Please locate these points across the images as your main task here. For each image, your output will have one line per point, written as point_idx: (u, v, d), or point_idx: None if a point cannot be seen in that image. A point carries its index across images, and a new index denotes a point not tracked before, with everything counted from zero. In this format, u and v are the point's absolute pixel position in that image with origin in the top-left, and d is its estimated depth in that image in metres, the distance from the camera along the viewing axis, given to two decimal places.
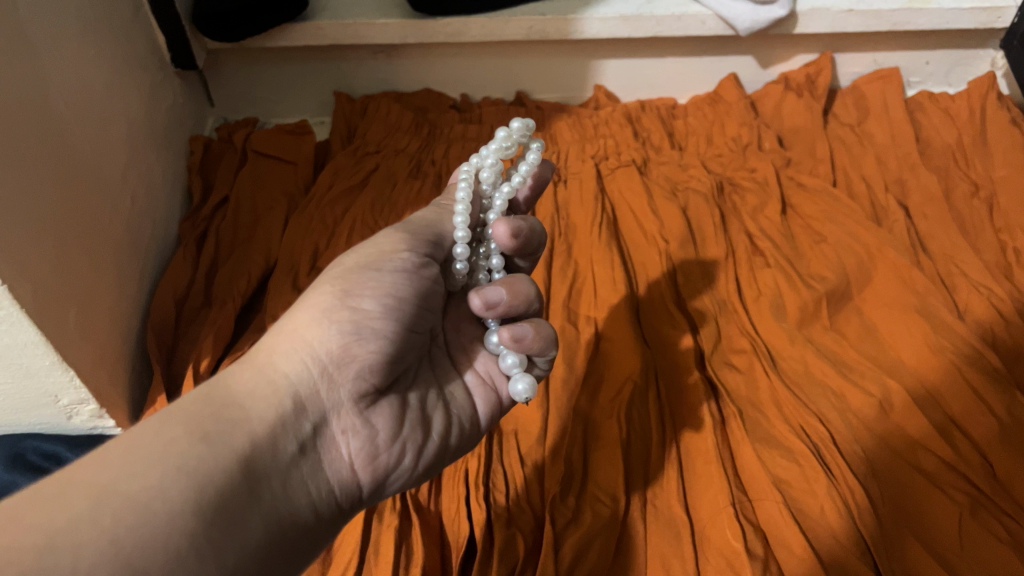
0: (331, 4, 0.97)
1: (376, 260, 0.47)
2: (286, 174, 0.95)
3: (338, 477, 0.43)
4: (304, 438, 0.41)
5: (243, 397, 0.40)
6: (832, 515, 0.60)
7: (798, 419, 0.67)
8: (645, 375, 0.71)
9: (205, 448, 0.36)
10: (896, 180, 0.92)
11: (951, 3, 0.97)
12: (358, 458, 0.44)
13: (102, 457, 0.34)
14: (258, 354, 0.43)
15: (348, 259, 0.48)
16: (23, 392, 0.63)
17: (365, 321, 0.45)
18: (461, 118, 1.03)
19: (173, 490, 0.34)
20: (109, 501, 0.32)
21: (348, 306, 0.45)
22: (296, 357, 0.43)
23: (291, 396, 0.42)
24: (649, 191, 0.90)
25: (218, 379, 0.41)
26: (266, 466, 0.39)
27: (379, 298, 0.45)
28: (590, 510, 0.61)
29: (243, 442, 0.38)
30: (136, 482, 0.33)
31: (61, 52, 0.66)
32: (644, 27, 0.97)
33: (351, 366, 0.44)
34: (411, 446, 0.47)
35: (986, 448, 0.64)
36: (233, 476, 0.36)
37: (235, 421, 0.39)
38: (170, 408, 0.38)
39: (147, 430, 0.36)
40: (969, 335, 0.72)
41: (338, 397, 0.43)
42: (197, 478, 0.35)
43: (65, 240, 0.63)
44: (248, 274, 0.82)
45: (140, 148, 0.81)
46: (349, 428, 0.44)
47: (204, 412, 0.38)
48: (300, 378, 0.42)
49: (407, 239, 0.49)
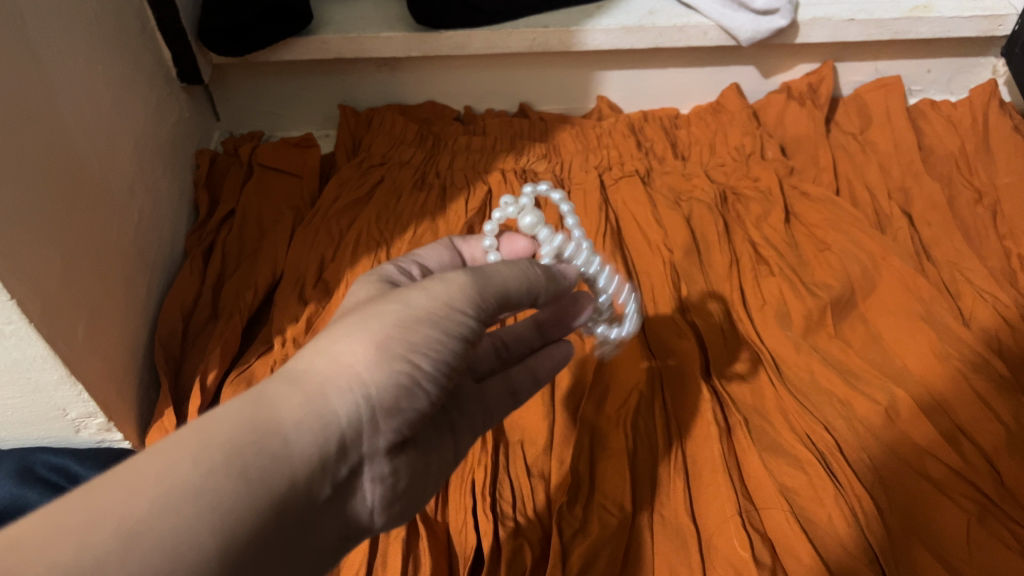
0: (336, 18, 0.98)
1: (443, 317, 0.42)
2: (292, 188, 0.95)
3: (352, 521, 0.40)
4: (337, 483, 0.38)
5: (290, 429, 0.36)
6: (841, 524, 0.60)
7: (804, 427, 0.67)
8: (650, 385, 0.71)
9: (243, 488, 0.33)
10: (898, 189, 0.92)
11: (952, 12, 0.98)
12: (376, 502, 0.41)
13: (131, 478, 0.31)
14: (306, 380, 0.38)
15: (416, 299, 0.42)
16: (32, 405, 0.64)
17: (420, 379, 0.41)
18: (465, 129, 1.04)
19: (203, 534, 0.31)
20: (139, 541, 0.30)
21: (410, 360, 0.40)
22: (350, 395, 0.38)
23: (338, 442, 0.37)
24: (652, 201, 0.91)
25: (262, 400, 0.36)
26: (297, 512, 0.36)
27: (437, 359, 0.41)
28: (598, 519, 0.61)
29: (282, 485, 0.34)
30: (169, 519, 0.31)
31: (68, 70, 0.67)
32: (646, 38, 0.98)
33: (397, 417, 0.40)
34: (415, 484, 0.44)
35: (993, 454, 0.64)
36: (263, 523, 0.34)
37: (278, 458, 0.35)
38: (207, 426, 0.34)
39: (185, 457, 0.32)
40: (975, 342, 0.72)
41: (377, 445, 0.40)
42: (230, 524, 0.32)
43: (74, 254, 0.64)
44: (255, 288, 0.82)
45: (147, 163, 0.81)
46: (377, 474, 0.41)
47: (249, 448, 0.34)
48: (350, 421, 0.38)
49: (473, 295, 0.44)
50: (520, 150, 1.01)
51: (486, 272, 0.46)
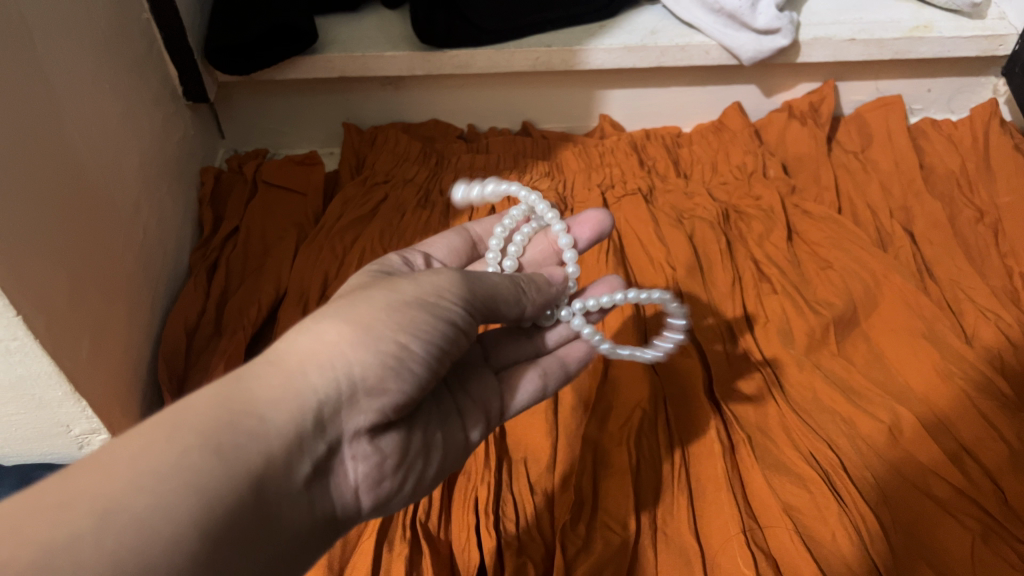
0: (341, 36, 0.98)
1: (431, 305, 0.45)
2: (296, 205, 0.96)
3: (341, 497, 0.44)
4: (317, 459, 0.41)
5: (265, 407, 0.39)
6: (845, 543, 0.59)
7: (808, 446, 0.67)
8: (653, 403, 0.71)
9: (219, 463, 0.35)
10: (900, 207, 0.93)
11: (952, 32, 0.98)
12: (361, 482, 0.44)
13: (105, 462, 0.33)
14: (287, 358, 0.41)
15: (406, 287, 0.46)
16: (36, 421, 0.64)
17: (407, 361, 0.43)
18: (468, 147, 1.04)
19: (180, 508, 0.33)
20: (112, 518, 0.32)
21: (396, 340, 0.43)
22: (331, 373, 0.41)
23: (315, 414, 0.40)
24: (655, 218, 0.91)
25: (238, 381, 0.39)
26: (274, 486, 0.38)
27: (424, 342, 0.44)
28: (601, 538, 0.61)
29: (257, 458, 0.37)
30: (144, 496, 0.33)
31: (76, 87, 0.67)
32: (649, 57, 0.98)
33: (379, 398, 0.43)
34: (411, 469, 0.47)
35: (997, 474, 0.64)
36: (241, 495, 0.36)
37: (253, 435, 0.37)
38: (186, 411, 0.37)
39: (159, 438, 0.35)
40: (978, 361, 0.73)
41: (360, 424, 0.43)
42: (207, 497, 0.34)
43: (79, 269, 0.64)
44: (259, 303, 0.83)
45: (153, 180, 0.82)
46: (361, 454, 0.44)
47: (224, 425, 0.37)
48: (329, 398, 0.41)
49: (465, 289, 0.48)
50: (523, 168, 1.01)
51: (477, 276, 0.49)
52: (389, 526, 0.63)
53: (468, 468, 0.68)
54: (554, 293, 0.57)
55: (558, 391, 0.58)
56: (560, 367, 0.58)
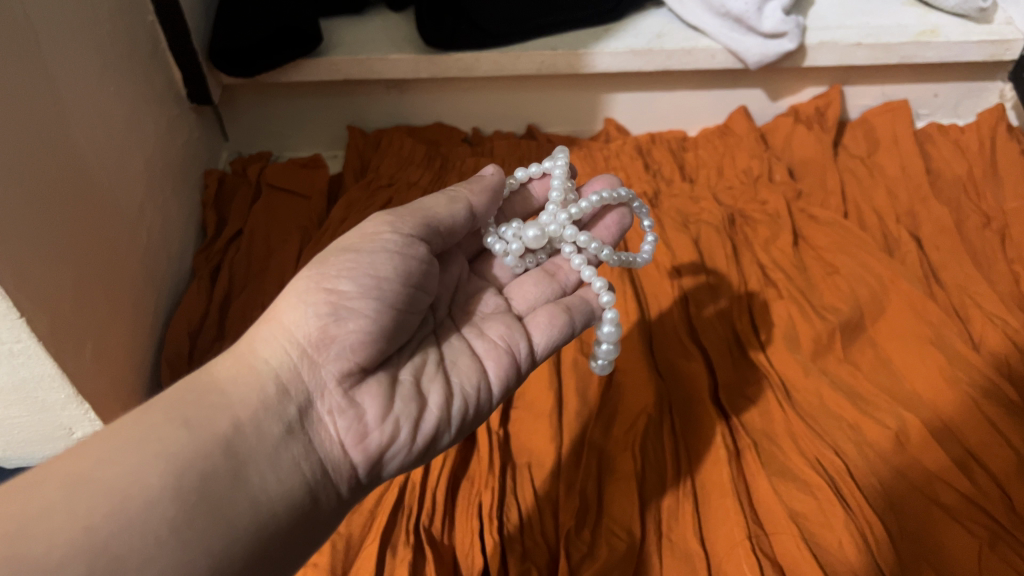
0: (346, 39, 0.98)
1: (359, 244, 0.50)
2: (299, 208, 0.96)
3: (328, 456, 0.44)
4: (289, 420, 0.43)
5: (226, 384, 0.43)
6: (851, 551, 0.59)
7: (815, 452, 0.67)
8: (659, 408, 0.70)
9: (186, 433, 0.39)
10: (907, 212, 0.92)
11: (959, 36, 0.98)
12: (347, 437, 0.45)
13: (79, 448, 0.37)
14: (241, 345, 0.46)
15: (339, 244, 0.51)
16: (38, 424, 0.64)
17: (342, 303, 0.47)
18: (473, 151, 1.05)
19: (152, 477, 0.36)
20: (82, 489, 0.35)
21: (325, 288, 0.47)
22: (276, 343, 0.45)
23: (274, 382, 0.44)
24: (660, 222, 0.91)
25: (199, 370, 0.44)
26: (250, 448, 0.41)
27: (357, 279, 0.48)
28: (606, 544, 0.61)
29: (224, 424, 0.40)
30: (114, 470, 0.36)
31: (81, 88, 0.67)
32: (655, 60, 0.98)
33: (331, 347, 0.46)
34: (407, 414, 0.48)
35: (1005, 480, 0.64)
36: (215, 462, 0.39)
37: (218, 407, 0.41)
38: (155, 399, 0.41)
39: (129, 421, 0.39)
40: (985, 367, 0.72)
41: (321, 378, 0.45)
42: (177, 464, 0.37)
43: (85, 271, 0.64)
44: (262, 307, 0.83)
45: (157, 181, 0.82)
46: (335, 409, 0.45)
47: (186, 404, 0.41)
48: (282, 363, 0.45)
49: (393, 221, 0.52)
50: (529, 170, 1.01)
51: (409, 208, 0.54)
52: (393, 531, 0.63)
53: (472, 473, 0.68)
54: (459, 214, 0.55)
55: (585, 330, 0.59)
56: (585, 304, 0.60)
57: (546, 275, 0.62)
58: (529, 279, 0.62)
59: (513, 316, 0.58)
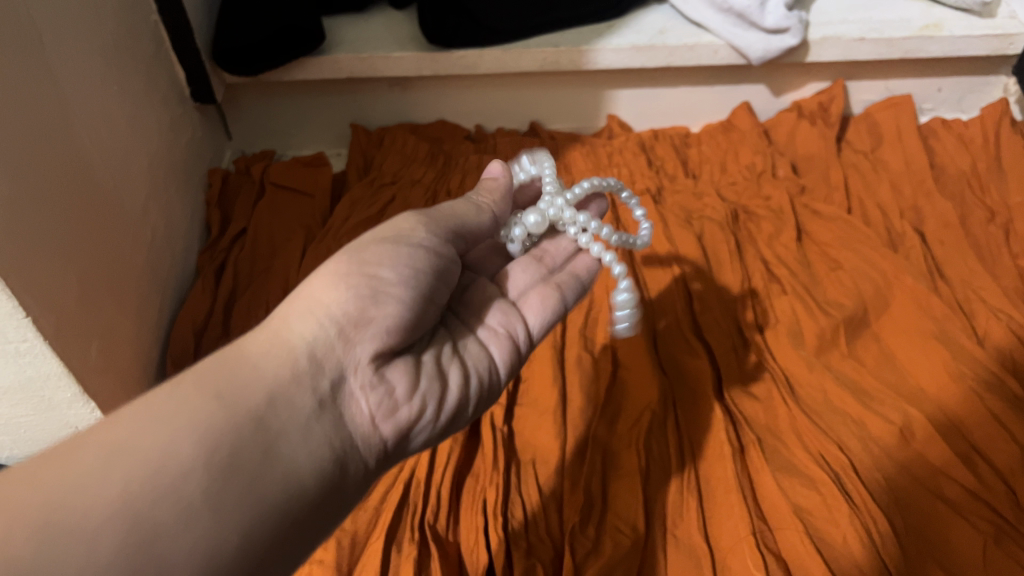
0: (348, 37, 0.98)
1: (395, 238, 0.50)
2: (303, 207, 0.96)
3: (359, 430, 0.45)
4: (322, 394, 0.43)
5: (258, 356, 0.43)
6: (855, 545, 0.59)
7: (818, 448, 0.67)
8: (663, 404, 0.71)
9: (217, 406, 0.39)
10: (911, 207, 0.92)
11: (962, 31, 0.98)
12: (377, 412, 0.46)
13: (113, 419, 0.37)
14: (272, 320, 0.45)
15: (365, 233, 0.51)
16: (44, 423, 0.64)
17: (381, 288, 0.47)
18: (476, 148, 1.04)
19: (185, 447, 0.37)
20: (119, 457, 0.35)
21: (366, 273, 0.47)
22: (312, 318, 0.45)
23: (308, 355, 0.44)
24: (664, 218, 0.91)
25: (229, 346, 0.43)
26: (282, 422, 0.41)
27: (397, 269, 0.48)
28: (611, 539, 0.61)
29: (257, 397, 0.40)
30: (149, 439, 0.36)
31: (84, 87, 0.67)
32: (657, 57, 0.98)
33: (369, 327, 0.46)
34: (430, 393, 0.49)
35: (1009, 475, 0.64)
36: (246, 435, 0.39)
37: (251, 380, 0.41)
38: (188, 371, 0.41)
39: (161, 394, 0.39)
40: (989, 362, 0.72)
41: (357, 356, 0.45)
42: (209, 436, 0.38)
43: (90, 266, 0.64)
44: (267, 306, 0.83)
45: (160, 180, 0.82)
46: (367, 384, 0.46)
47: (219, 377, 0.41)
48: (319, 338, 0.44)
49: (425, 222, 0.52)
50: None
51: (438, 208, 0.54)
52: (398, 528, 0.63)
53: (477, 470, 0.68)
54: (483, 224, 0.56)
55: (576, 304, 0.60)
56: (572, 279, 0.60)
57: (533, 259, 0.60)
58: (518, 264, 0.60)
59: (504, 297, 0.58)
